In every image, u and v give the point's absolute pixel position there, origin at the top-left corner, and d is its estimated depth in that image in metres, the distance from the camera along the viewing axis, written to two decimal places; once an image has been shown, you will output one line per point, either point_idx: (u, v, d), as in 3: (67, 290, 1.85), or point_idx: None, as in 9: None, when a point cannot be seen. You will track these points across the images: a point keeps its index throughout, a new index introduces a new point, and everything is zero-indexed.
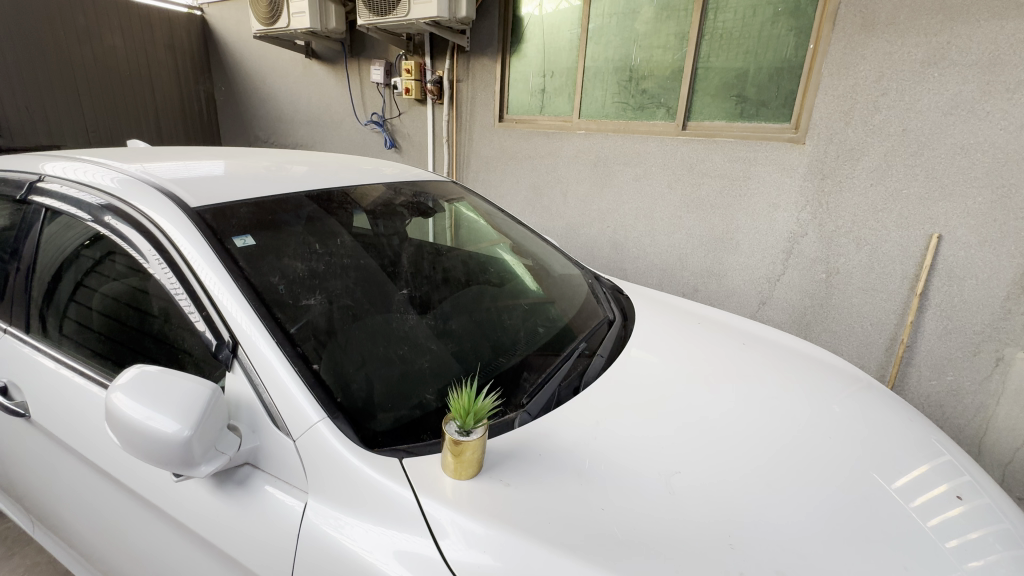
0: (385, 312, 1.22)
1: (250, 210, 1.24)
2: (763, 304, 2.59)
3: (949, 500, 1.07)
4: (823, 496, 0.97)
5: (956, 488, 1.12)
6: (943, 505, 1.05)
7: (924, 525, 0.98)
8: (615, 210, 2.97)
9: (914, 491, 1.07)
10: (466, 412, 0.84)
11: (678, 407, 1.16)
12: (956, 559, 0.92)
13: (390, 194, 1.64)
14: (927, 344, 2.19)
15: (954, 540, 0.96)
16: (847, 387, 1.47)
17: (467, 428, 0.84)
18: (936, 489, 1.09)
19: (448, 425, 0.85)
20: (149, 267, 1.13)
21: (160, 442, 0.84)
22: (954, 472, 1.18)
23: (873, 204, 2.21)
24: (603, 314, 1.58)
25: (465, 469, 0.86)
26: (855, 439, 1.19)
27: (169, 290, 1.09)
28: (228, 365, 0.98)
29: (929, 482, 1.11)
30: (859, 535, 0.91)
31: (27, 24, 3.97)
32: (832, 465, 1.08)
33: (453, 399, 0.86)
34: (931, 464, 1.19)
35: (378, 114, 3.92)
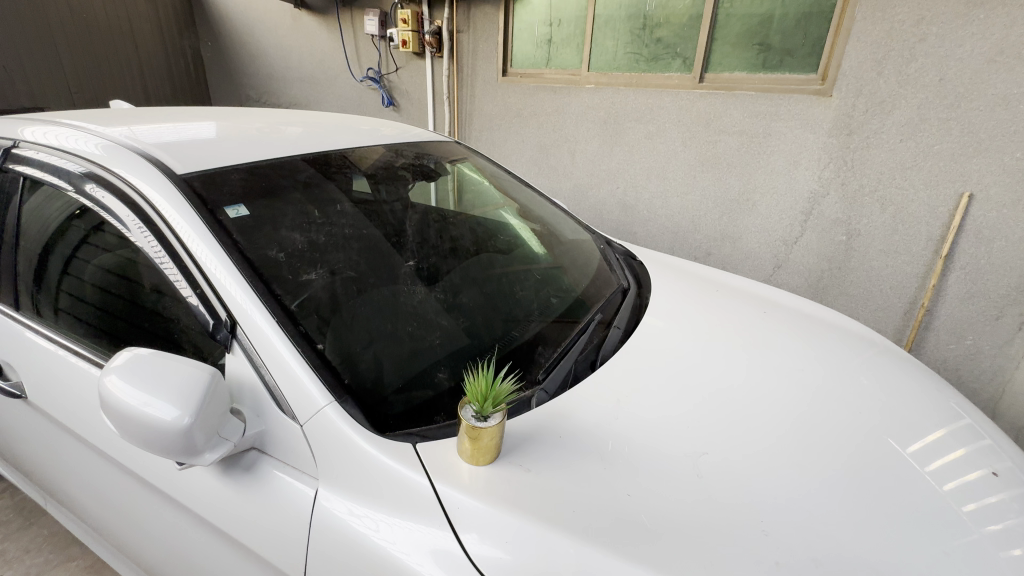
0: (392, 285, 1.15)
1: (242, 177, 1.15)
2: (779, 268, 2.52)
3: (963, 465, 1.02)
4: (855, 473, 0.92)
5: (977, 454, 1.07)
6: (959, 472, 1.00)
7: (942, 492, 0.93)
8: (625, 170, 2.85)
9: (930, 457, 1.02)
10: (483, 397, 0.79)
11: (703, 381, 1.10)
12: (969, 520, 0.88)
13: (390, 157, 1.54)
14: (947, 308, 2.13)
15: (973, 504, 0.92)
16: (868, 352, 1.41)
17: (485, 414, 0.79)
18: (951, 455, 1.05)
19: (464, 410, 0.81)
20: (132, 237, 1.06)
21: (158, 430, 0.79)
22: (973, 437, 1.13)
23: (901, 162, 2.09)
24: (617, 282, 1.50)
25: (483, 456, 0.81)
26: (885, 412, 1.14)
27: (156, 262, 1.02)
28: (227, 346, 0.93)
29: (945, 448, 1.06)
30: (885, 507, 0.86)
31: None
32: (852, 436, 1.03)
33: (470, 383, 0.81)
34: (949, 429, 1.13)
35: (374, 69, 3.71)
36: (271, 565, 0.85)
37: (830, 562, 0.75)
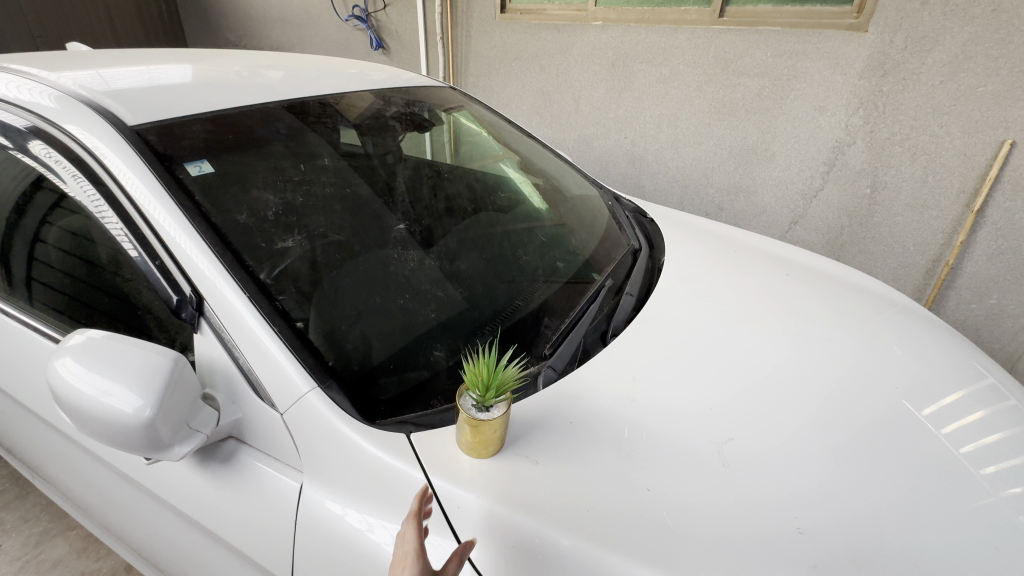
0: (381, 251, 1.03)
1: (206, 128, 1.00)
2: (795, 224, 2.38)
3: (980, 427, 0.94)
4: (896, 458, 0.83)
5: (999, 416, 0.98)
6: (975, 434, 0.92)
7: (956, 455, 0.87)
8: (633, 117, 2.65)
9: (946, 419, 0.94)
10: (485, 386, 0.69)
11: (725, 355, 1.00)
12: (986, 483, 0.82)
13: (380, 105, 1.39)
14: (973, 265, 2.01)
15: (990, 467, 0.85)
16: (896, 314, 1.30)
17: (487, 404, 0.70)
18: (969, 416, 0.96)
19: (464, 398, 0.72)
20: (68, 189, 0.95)
21: (118, 422, 0.70)
22: (997, 399, 1.03)
23: (938, 106, 1.91)
24: (627, 243, 1.37)
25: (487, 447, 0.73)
26: (924, 380, 1.04)
27: (96, 213, 0.92)
28: (195, 325, 0.82)
29: (962, 409, 0.97)
30: (915, 486, 0.79)
31: None
32: (870, 405, 0.94)
33: (469, 370, 0.71)
34: (968, 390, 1.04)
35: (361, 7, 3.40)
36: (254, 562, 0.79)
37: (872, 563, 0.68)
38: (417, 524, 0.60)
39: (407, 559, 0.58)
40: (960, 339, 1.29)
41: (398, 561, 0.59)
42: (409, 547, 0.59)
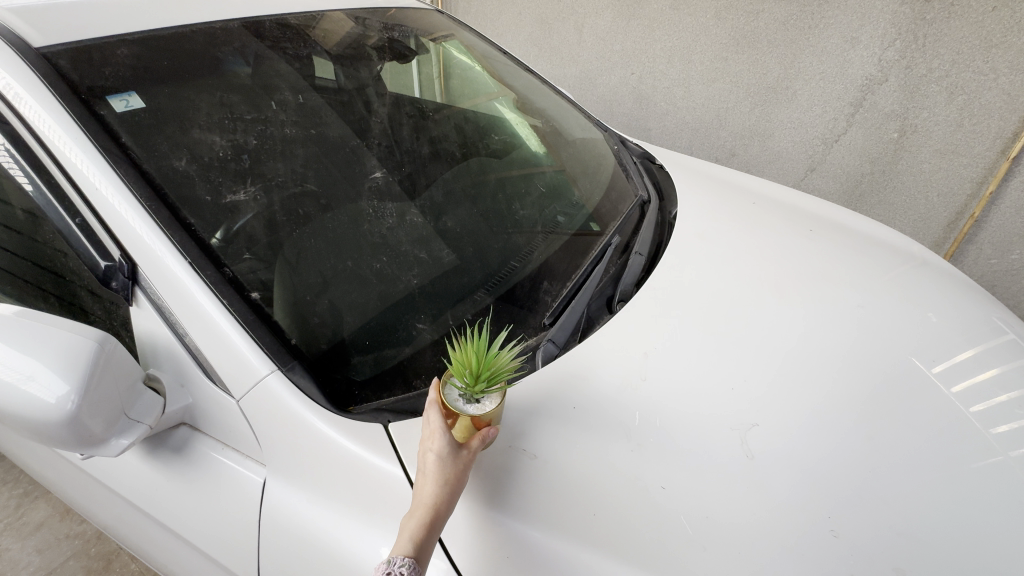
0: (354, 204, 0.88)
1: (134, 51, 0.82)
2: (811, 172, 2.20)
3: (994, 383, 0.84)
4: (927, 435, 0.74)
5: (1016, 372, 0.88)
6: (988, 392, 0.83)
7: (965, 414, 0.78)
8: (643, 50, 2.40)
9: (955, 377, 0.85)
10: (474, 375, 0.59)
11: (746, 323, 0.89)
12: (995, 443, 0.74)
13: (357, 30, 1.20)
14: (1000, 218, 1.88)
15: (1004, 426, 0.77)
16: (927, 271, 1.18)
17: (478, 396, 0.60)
18: (980, 373, 0.86)
19: (448, 388, 0.61)
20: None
21: (38, 414, 0.59)
22: (1016, 356, 0.93)
23: (987, 37, 1.70)
24: (635, 194, 1.22)
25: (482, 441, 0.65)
26: (961, 344, 0.93)
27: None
28: (130, 295, 0.70)
29: (974, 366, 0.87)
30: (941, 461, 0.71)
31: None
32: (885, 367, 0.84)
33: (454, 356, 0.60)
34: (983, 344, 0.94)
35: None
36: (215, 560, 0.71)
37: (914, 570, 0.61)
38: (439, 404, 0.60)
39: (434, 434, 0.59)
40: (993, 300, 1.18)
41: (424, 438, 0.59)
42: (434, 422, 0.59)
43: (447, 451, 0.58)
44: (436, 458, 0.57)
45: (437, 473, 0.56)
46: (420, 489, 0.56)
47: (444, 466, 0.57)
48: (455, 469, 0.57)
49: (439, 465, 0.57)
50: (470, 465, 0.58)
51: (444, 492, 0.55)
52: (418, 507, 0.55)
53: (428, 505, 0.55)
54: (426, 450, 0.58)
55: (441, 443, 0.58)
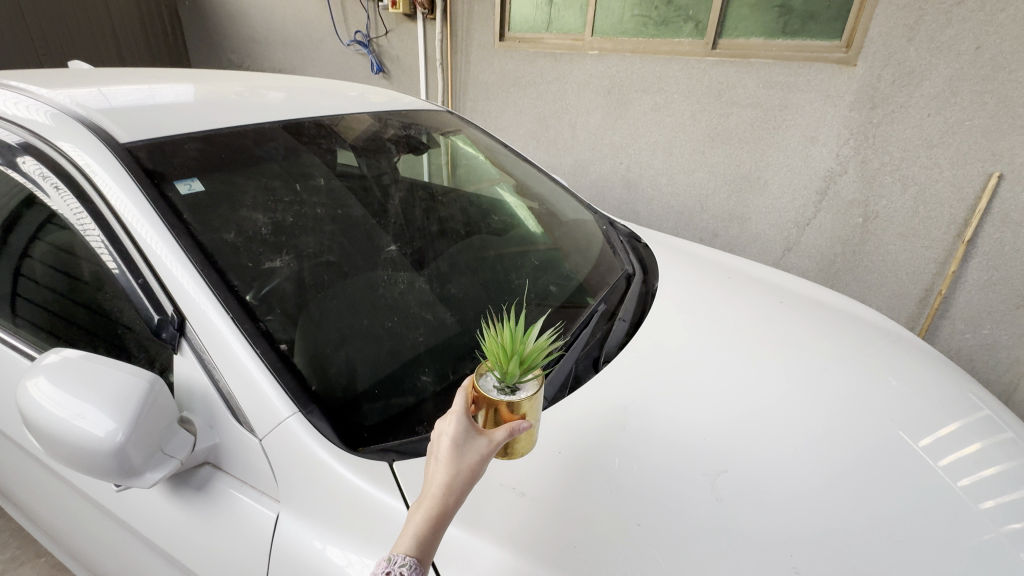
0: (370, 273, 1.02)
1: (198, 147, 1.00)
2: (789, 251, 2.40)
3: (976, 459, 0.92)
4: (911, 500, 0.80)
5: (995, 449, 0.95)
6: (972, 467, 0.90)
7: (955, 488, 0.84)
8: (629, 144, 2.68)
9: (942, 451, 0.92)
10: (510, 352, 0.61)
11: (719, 382, 0.99)
12: (986, 518, 0.79)
13: (377, 127, 1.39)
14: (966, 295, 2.02)
15: (992, 500, 0.83)
16: (893, 343, 1.29)
17: (515, 380, 0.61)
18: (964, 449, 0.94)
19: (482, 379, 0.63)
20: (49, 201, 0.94)
21: (89, 446, 0.67)
22: (990, 431, 1.01)
23: (927, 138, 1.94)
24: (621, 267, 1.37)
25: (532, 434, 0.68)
26: (924, 416, 1.01)
27: (75, 225, 0.90)
28: (175, 346, 0.80)
29: (958, 442, 0.95)
30: (901, 516, 0.77)
31: None
32: (855, 433, 0.92)
33: (487, 341, 0.63)
34: (964, 421, 1.02)
35: (362, 33, 3.47)
36: None
37: None
38: (470, 393, 0.60)
39: (451, 419, 0.56)
40: (963, 374, 1.28)
41: (440, 423, 0.56)
42: (453, 407, 0.57)
43: (463, 438, 0.54)
44: (450, 443, 0.53)
45: (450, 457, 0.52)
46: (430, 476, 0.51)
47: (458, 452, 0.53)
48: (470, 457, 0.53)
49: (453, 450, 0.53)
50: (486, 457, 0.54)
51: (456, 480, 0.51)
52: (426, 496, 0.50)
53: (437, 493, 0.50)
54: (439, 435, 0.55)
55: (458, 428, 0.55)
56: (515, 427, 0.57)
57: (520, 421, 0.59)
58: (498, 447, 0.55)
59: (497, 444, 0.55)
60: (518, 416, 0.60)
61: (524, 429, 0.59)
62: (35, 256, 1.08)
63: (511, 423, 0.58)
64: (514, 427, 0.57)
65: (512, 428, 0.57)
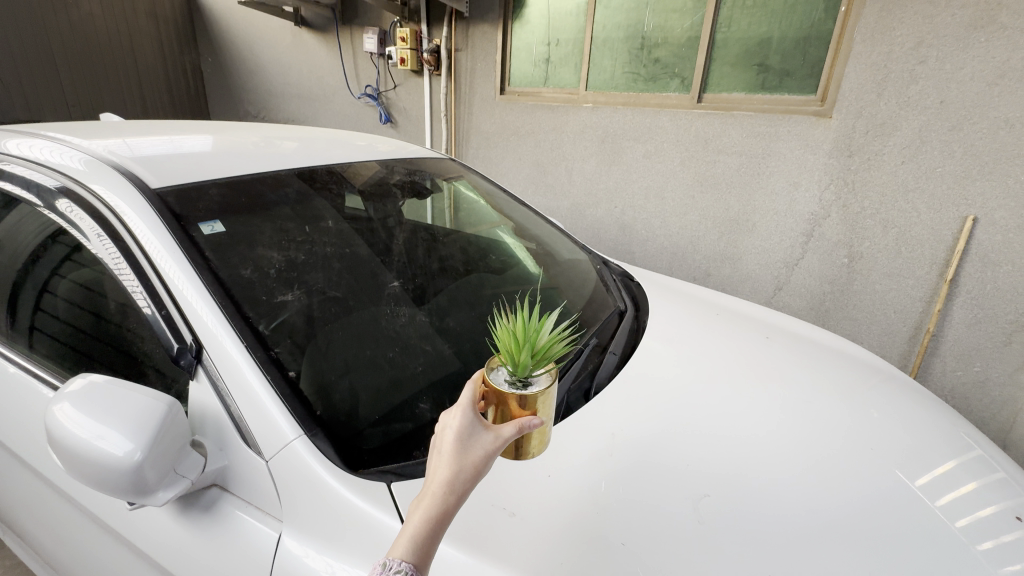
0: (374, 307, 1.09)
1: (220, 192, 1.09)
2: (779, 290, 2.48)
3: (974, 499, 0.97)
4: (907, 536, 0.85)
5: (989, 489, 1.01)
6: (972, 507, 0.94)
7: (957, 530, 0.88)
8: (623, 189, 2.82)
9: (941, 491, 0.97)
10: (521, 342, 0.63)
11: (701, 414, 1.06)
12: (985, 559, 0.84)
13: (383, 173, 1.49)
14: (954, 333, 2.07)
15: (991, 541, 0.88)
16: (888, 382, 1.36)
17: (526, 373, 0.63)
18: (961, 488, 0.99)
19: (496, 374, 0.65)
20: (90, 245, 1.00)
21: (109, 466, 0.72)
22: (983, 471, 1.07)
23: (903, 183, 2.05)
24: (614, 304, 1.44)
25: (544, 434, 0.68)
26: (902, 450, 1.07)
27: (112, 268, 0.96)
28: (192, 372, 0.86)
29: (955, 481, 1.00)
30: (871, 541, 0.83)
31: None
32: (832, 462, 0.98)
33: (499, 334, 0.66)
34: (959, 460, 1.08)
35: (372, 87, 3.71)
36: None
37: None
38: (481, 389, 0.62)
39: (457, 412, 0.58)
40: (954, 415, 1.33)
41: (446, 416, 0.58)
42: (459, 400, 0.59)
43: (468, 434, 0.56)
44: (454, 439, 0.55)
45: (455, 452, 0.54)
46: (432, 471, 0.53)
47: (462, 449, 0.54)
48: (474, 452, 0.54)
49: (457, 445, 0.54)
50: (491, 453, 0.55)
51: (460, 475, 0.52)
52: (427, 493, 0.51)
53: (438, 490, 0.51)
54: (443, 429, 0.56)
55: (464, 423, 0.56)
56: (524, 423, 0.59)
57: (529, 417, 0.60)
58: (503, 443, 0.56)
59: (503, 440, 0.57)
60: (527, 412, 0.61)
61: (534, 425, 0.60)
62: (63, 290, 1.16)
63: (519, 420, 0.60)
64: (522, 423, 0.59)
65: (521, 425, 0.59)
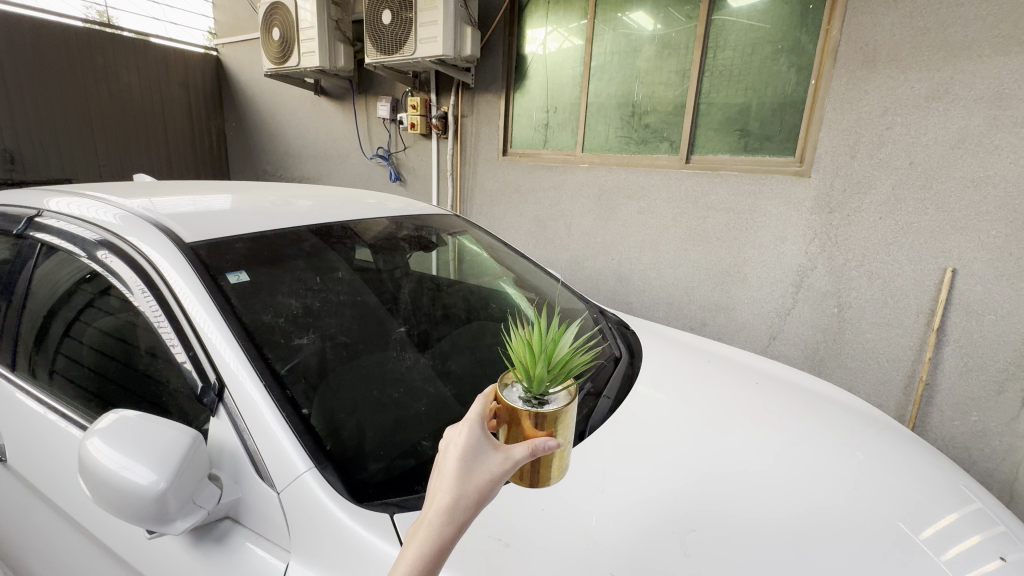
0: (381, 351, 1.19)
1: (246, 246, 1.20)
2: (774, 339, 2.54)
3: (979, 553, 1.00)
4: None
5: (993, 544, 1.04)
6: (976, 563, 0.97)
7: None
8: (620, 242, 2.96)
9: (946, 543, 1.00)
10: (537, 355, 0.61)
11: (691, 453, 1.14)
12: None
13: (392, 228, 1.59)
14: (947, 382, 2.11)
15: None
16: (875, 428, 1.41)
17: (543, 391, 0.61)
18: (967, 542, 1.02)
19: (509, 391, 0.63)
20: (133, 299, 1.08)
21: (135, 494, 0.78)
22: (988, 525, 1.10)
23: (883, 237, 2.17)
24: (609, 351, 1.54)
25: (562, 459, 0.64)
26: (889, 494, 1.12)
27: (152, 321, 1.04)
28: (213, 410, 0.93)
29: (959, 534, 1.03)
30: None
31: (57, 73, 4.16)
32: (814, 500, 1.04)
33: (513, 349, 0.65)
34: (962, 512, 1.11)
35: (384, 148, 3.97)
36: None
37: None
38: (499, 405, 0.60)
39: (464, 429, 0.55)
40: (951, 466, 1.37)
41: (452, 432, 0.56)
42: (467, 416, 0.57)
43: (474, 456, 0.53)
44: (458, 459, 0.52)
45: (458, 476, 0.51)
46: (432, 497, 0.51)
47: (466, 472, 0.52)
48: (480, 476, 0.52)
49: (460, 468, 0.52)
50: (496, 478, 0.52)
51: (462, 501, 0.50)
52: (424, 523, 0.49)
53: (435, 520, 0.49)
54: (448, 448, 0.54)
55: (469, 441, 0.54)
56: (537, 445, 0.56)
57: (543, 438, 0.57)
58: (512, 467, 0.53)
59: (512, 463, 0.54)
60: (542, 432, 0.58)
61: (549, 447, 0.57)
62: (92, 334, 1.25)
63: (532, 440, 0.57)
64: (535, 445, 0.56)
65: (533, 447, 0.56)
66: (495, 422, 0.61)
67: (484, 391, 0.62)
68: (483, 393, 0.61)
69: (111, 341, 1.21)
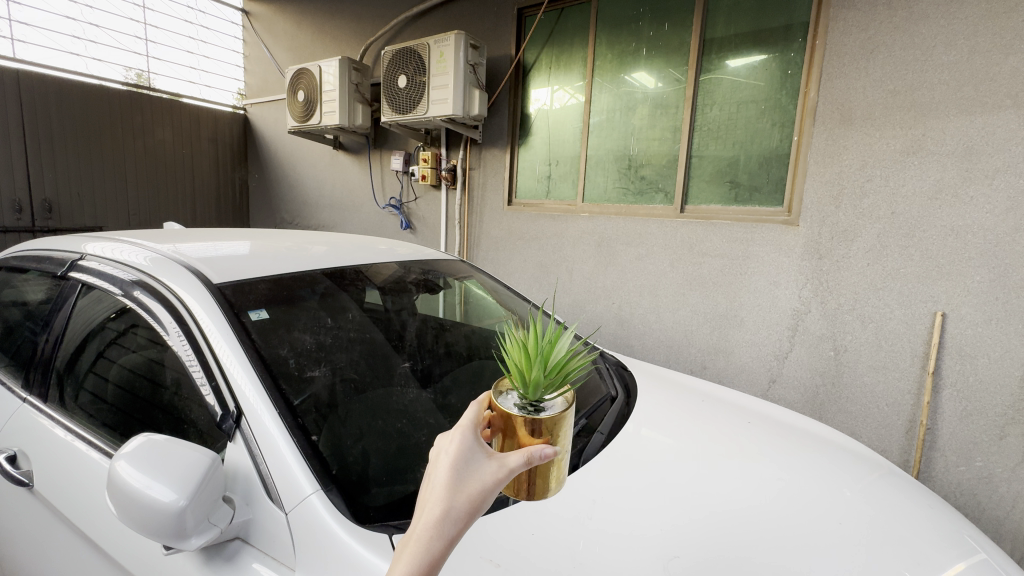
0: (387, 385, 1.29)
1: (267, 286, 1.31)
2: (773, 383, 2.57)
3: None
4: None
5: None
6: None
7: None
8: (620, 287, 3.06)
9: None
10: (533, 358, 0.66)
11: (682, 489, 1.18)
12: None
13: (401, 272, 1.69)
14: (948, 426, 2.12)
15: None
16: (869, 471, 1.43)
17: (537, 398, 0.65)
18: None
19: (507, 399, 0.67)
20: (168, 338, 1.17)
21: (157, 512, 0.84)
22: None
23: (872, 282, 2.25)
24: (606, 391, 1.61)
25: (559, 472, 0.66)
26: (881, 535, 1.14)
27: (181, 356, 1.14)
28: (230, 435, 1.01)
29: None
30: None
31: (98, 130, 4.53)
32: (804, 538, 1.07)
33: (511, 355, 0.70)
34: (968, 562, 1.12)
35: (395, 199, 4.21)
36: None
37: None
38: (498, 412, 0.64)
39: (456, 438, 0.58)
40: (950, 509, 1.38)
41: (444, 443, 0.59)
42: (460, 423, 0.60)
43: (464, 464, 0.55)
44: (450, 467, 0.55)
45: (450, 485, 0.53)
46: (421, 512, 0.52)
47: (458, 482, 0.54)
48: (473, 486, 0.54)
49: (452, 478, 0.54)
50: (487, 489, 0.54)
51: (451, 512, 0.52)
52: (412, 539, 0.50)
53: (423, 536, 0.51)
54: (439, 458, 0.57)
55: (460, 449, 0.57)
56: (533, 453, 0.59)
57: (540, 445, 0.60)
58: (504, 476, 0.56)
59: (505, 472, 0.56)
60: (538, 439, 0.62)
61: (545, 455, 0.60)
62: (117, 365, 1.35)
63: (528, 449, 0.59)
64: (531, 453, 0.59)
65: (529, 455, 0.58)
66: (489, 431, 0.64)
67: (480, 401, 0.66)
68: (476, 401, 0.65)
69: (136, 372, 1.32)
